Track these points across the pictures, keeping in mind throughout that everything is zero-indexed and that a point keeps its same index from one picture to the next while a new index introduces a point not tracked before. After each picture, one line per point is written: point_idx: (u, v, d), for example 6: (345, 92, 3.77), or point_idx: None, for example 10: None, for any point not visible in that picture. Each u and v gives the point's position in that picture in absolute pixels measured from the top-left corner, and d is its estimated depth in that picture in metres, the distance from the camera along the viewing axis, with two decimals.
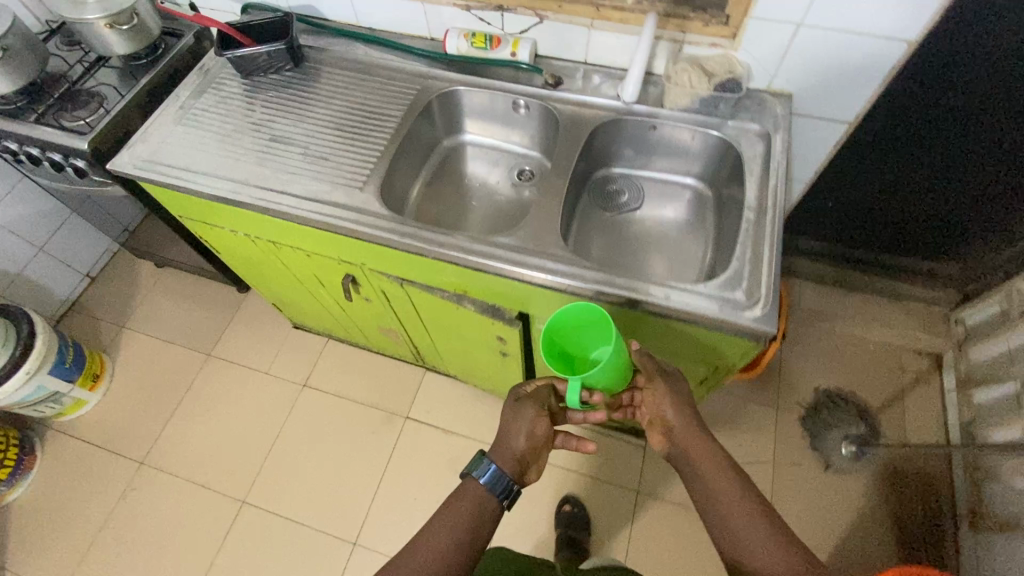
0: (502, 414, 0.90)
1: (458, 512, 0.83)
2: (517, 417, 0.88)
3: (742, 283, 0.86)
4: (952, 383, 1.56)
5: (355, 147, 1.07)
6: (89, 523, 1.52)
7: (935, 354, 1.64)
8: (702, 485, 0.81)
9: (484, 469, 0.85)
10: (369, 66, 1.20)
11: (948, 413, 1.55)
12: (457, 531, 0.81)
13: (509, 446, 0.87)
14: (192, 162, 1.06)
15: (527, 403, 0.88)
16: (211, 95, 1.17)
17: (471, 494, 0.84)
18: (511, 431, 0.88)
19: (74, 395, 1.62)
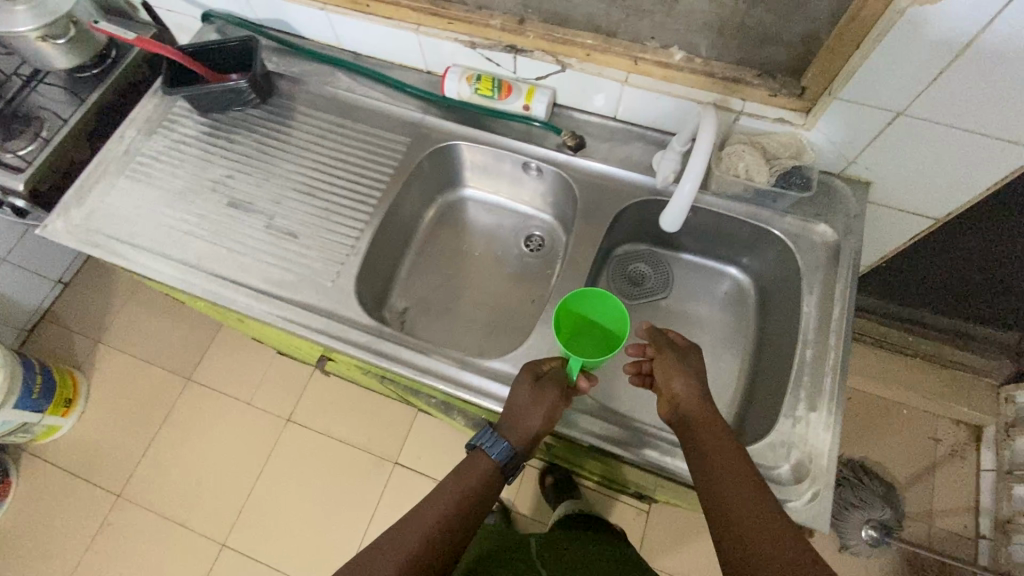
0: (516, 393, 0.73)
1: (456, 487, 0.70)
2: (535, 398, 0.72)
3: (790, 454, 0.71)
4: (991, 463, 1.42)
5: (329, 220, 0.89)
6: (66, 557, 1.46)
7: (974, 425, 1.49)
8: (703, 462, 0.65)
9: (492, 445, 0.72)
10: (351, 108, 0.99)
11: (983, 495, 1.41)
12: (454, 510, 0.69)
13: (523, 428, 0.71)
14: (138, 233, 0.89)
15: (548, 383, 0.72)
16: (162, 137, 0.98)
17: (472, 470, 0.72)
18: (526, 415, 0.71)
19: (45, 423, 1.52)
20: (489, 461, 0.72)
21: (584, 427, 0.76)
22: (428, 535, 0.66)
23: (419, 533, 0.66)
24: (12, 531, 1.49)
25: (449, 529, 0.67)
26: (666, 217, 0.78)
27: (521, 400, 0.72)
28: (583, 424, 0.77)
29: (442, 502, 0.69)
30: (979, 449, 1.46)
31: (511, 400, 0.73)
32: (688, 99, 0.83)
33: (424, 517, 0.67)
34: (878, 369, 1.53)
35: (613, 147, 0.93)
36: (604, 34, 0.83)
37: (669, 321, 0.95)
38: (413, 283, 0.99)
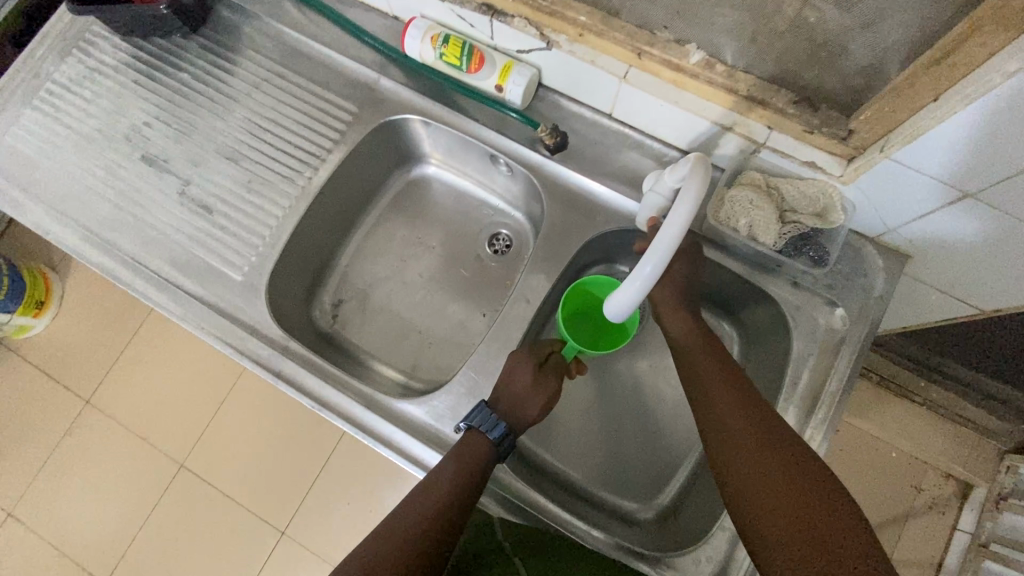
0: (513, 375, 0.68)
1: (454, 475, 0.61)
2: (537, 384, 0.68)
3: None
4: (968, 526, 1.20)
5: (250, 196, 0.77)
6: (37, 452, 1.53)
7: (965, 482, 1.24)
8: (699, 394, 0.62)
9: (491, 427, 0.65)
10: (296, 54, 0.82)
11: (949, 557, 1.20)
12: (451, 493, 0.60)
13: (521, 416, 0.67)
14: (39, 181, 0.78)
15: (551, 372, 0.70)
16: (76, 61, 0.82)
17: (470, 454, 0.64)
18: (526, 403, 0.67)
19: (16, 322, 1.52)
20: (485, 441, 0.65)
21: (490, 504, 0.69)
22: (432, 532, 0.58)
23: (419, 533, 0.58)
24: None
25: (452, 523, 0.59)
26: (614, 301, 0.58)
27: (522, 386, 0.68)
28: (490, 502, 0.69)
29: (442, 493, 0.60)
30: (961, 508, 1.23)
31: (507, 384, 0.68)
32: (699, 115, 0.64)
33: (422, 514, 0.59)
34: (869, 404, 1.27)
35: (602, 154, 0.75)
36: (604, 9, 0.61)
37: (633, 365, 0.83)
38: (352, 273, 0.88)
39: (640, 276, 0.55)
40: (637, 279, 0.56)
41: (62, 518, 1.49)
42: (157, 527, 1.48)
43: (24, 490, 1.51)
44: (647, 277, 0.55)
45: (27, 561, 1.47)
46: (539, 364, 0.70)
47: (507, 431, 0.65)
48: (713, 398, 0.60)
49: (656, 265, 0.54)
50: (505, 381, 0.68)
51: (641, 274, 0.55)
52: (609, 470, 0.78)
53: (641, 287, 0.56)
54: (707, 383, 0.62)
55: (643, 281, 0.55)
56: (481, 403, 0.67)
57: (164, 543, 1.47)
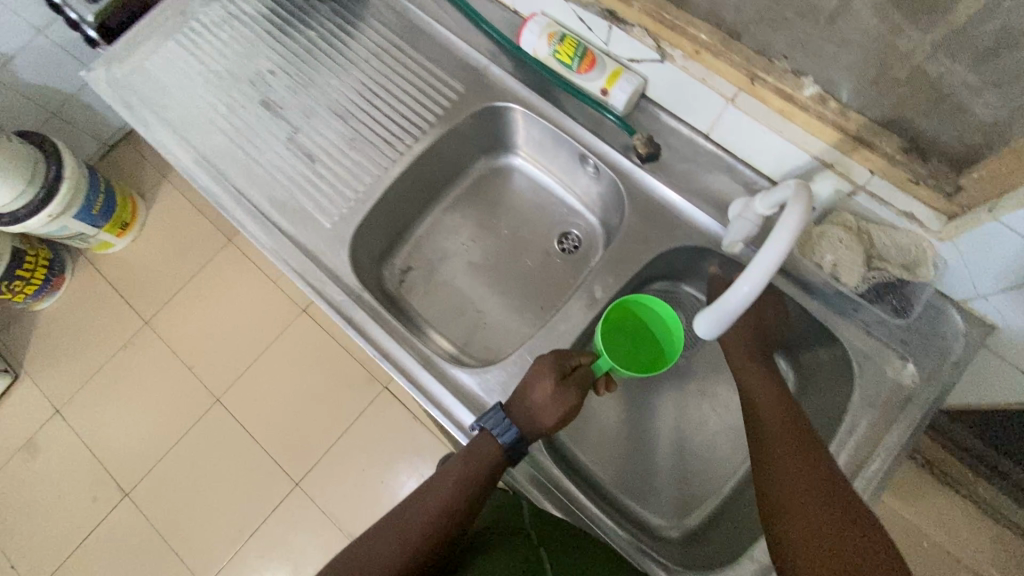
0: (535, 385, 0.66)
1: (467, 469, 0.63)
2: (556, 394, 0.66)
3: None
4: None
5: (350, 153, 0.82)
6: (94, 359, 1.65)
7: None
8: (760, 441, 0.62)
9: (502, 430, 0.65)
10: (420, 31, 0.86)
11: None
12: (460, 490, 0.63)
13: (535, 424, 0.65)
14: (167, 107, 0.85)
15: (571, 385, 0.67)
16: (219, 6, 0.90)
17: (479, 454, 0.64)
18: (542, 413, 0.65)
19: (100, 238, 1.64)
20: (497, 447, 0.65)
21: (521, 479, 0.70)
22: (430, 525, 0.61)
23: (422, 525, 0.61)
24: (57, 318, 1.68)
25: (447, 519, 0.62)
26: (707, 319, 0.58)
27: (542, 393, 0.65)
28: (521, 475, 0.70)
29: (445, 490, 0.63)
30: None
31: (527, 391, 0.66)
32: (800, 147, 0.65)
33: (425, 509, 0.62)
34: (908, 482, 1.20)
35: (692, 172, 0.76)
36: (725, 31, 0.63)
37: (680, 385, 0.83)
38: (425, 243, 0.92)
39: (737, 293, 0.54)
40: (734, 296, 0.55)
41: (104, 425, 1.59)
42: (184, 452, 1.56)
43: (77, 391, 1.63)
44: (744, 295, 0.54)
45: (67, 457, 1.58)
46: (561, 375, 0.67)
47: (518, 438, 0.65)
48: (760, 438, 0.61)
49: (757, 283, 0.53)
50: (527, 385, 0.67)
51: (738, 292, 0.54)
52: (638, 480, 0.78)
53: (740, 299, 0.54)
54: (767, 430, 0.62)
55: (738, 300, 0.54)
56: (497, 405, 0.67)
57: (187, 469, 1.55)
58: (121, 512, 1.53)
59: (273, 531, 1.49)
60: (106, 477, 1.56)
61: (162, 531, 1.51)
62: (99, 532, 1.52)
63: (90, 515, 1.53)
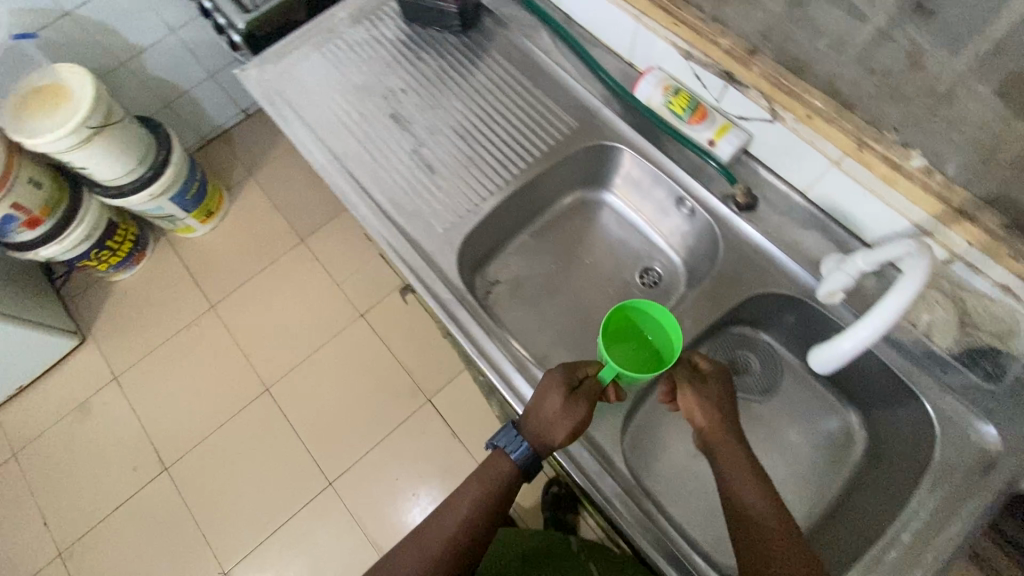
0: (544, 402, 0.72)
1: (477, 494, 0.73)
2: (563, 411, 0.71)
3: None
4: None
5: (466, 169, 0.90)
6: (158, 334, 1.73)
7: None
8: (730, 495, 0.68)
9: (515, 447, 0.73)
10: (541, 72, 0.95)
11: None
12: (478, 506, 0.73)
13: (549, 439, 0.71)
14: (306, 110, 0.95)
15: (580, 399, 0.72)
16: (363, 29, 1.02)
17: (495, 472, 0.74)
18: (553, 429, 0.71)
19: (186, 222, 1.75)
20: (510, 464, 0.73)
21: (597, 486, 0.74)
22: (453, 536, 0.72)
23: (446, 535, 0.72)
24: (130, 291, 1.79)
25: (467, 529, 0.72)
26: (823, 356, 0.69)
27: (551, 410, 0.71)
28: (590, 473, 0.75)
29: (464, 506, 0.73)
30: None
31: (538, 408, 0.72)
32: (900, 213, 0.69)
33: (448, 523, 0.72)
34: None
35: (784, 225, 0.82)
36: (840, 101, 0.69)
37: (750, 428, 0.85)
38: (515, 261, 0.98)
39: (853, 339, 0.65)
40: (850, 342, 0.65)
41: (156, 400, 1.66)
42: (227, 436, 1.61)
43: (137, 362, 1.71)
44: (860, 341, 0.64)
45: (116, 425, 1.65)
46: (571, 388, 0.73)
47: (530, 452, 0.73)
48: (726, 492, 0.68)
49: (872, 333, 0.63)
50: (539, 401, 0.73)
51: (853, 337, 0.65)
52: (704, 516, 0.82)
53: (852, 348, 0.65)
54: (736, 484, 0.67)
55: (852, 347, 0.65)
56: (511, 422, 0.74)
57: (227, 452, 1.59)
58: (157, 486, 1.58)
59: (299, 526, 1.51)
60: (150, 449, 1.61)
61: (194, 510, 1.55)
62: (134, 502, 1.57)
63: (129, 484, 1.58)
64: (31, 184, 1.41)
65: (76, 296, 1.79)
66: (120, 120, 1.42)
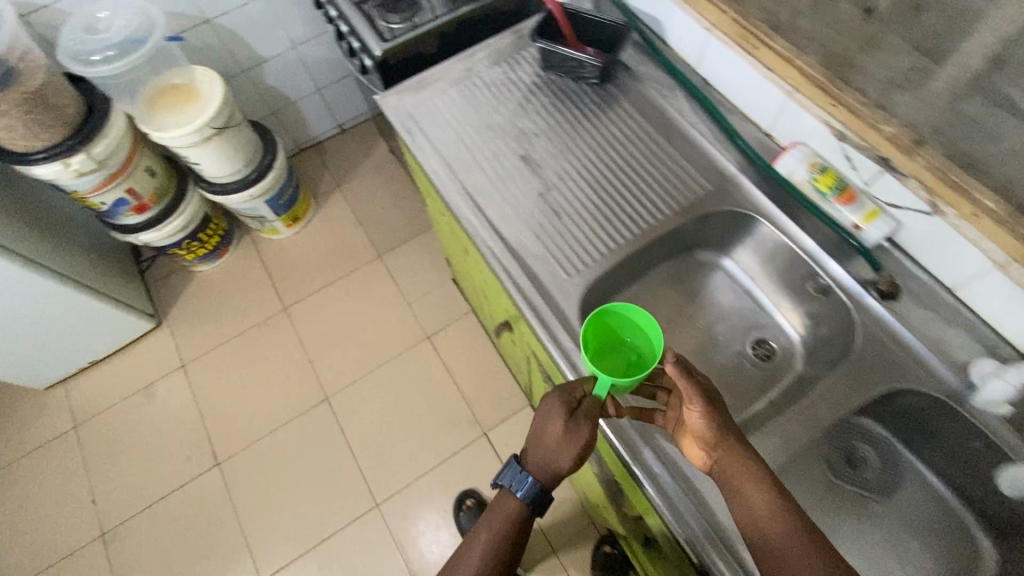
0: (545, 429, 0.73)
1: (491, 533, 0.77)
2: (566, 437, 0.71)
3: None
4: None
5: (594, 219, 0.90)
6: (229, 328, 1.77)
7: None
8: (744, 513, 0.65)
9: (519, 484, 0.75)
10: (676, 132, 0.96)
11: None
12: (494, 548, 0.76)
13: (555, 466, 0.72)
14: (441, 142, 0.98)
15: (581, 419, 0.71)
16: (501, 70, 1.05)
17: (505, 512, 0.77)
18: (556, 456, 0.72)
19: (273, 224, 1.81)
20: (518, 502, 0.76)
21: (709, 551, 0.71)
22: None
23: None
24: (209, 284, 1.84)
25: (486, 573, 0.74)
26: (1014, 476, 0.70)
27: (554, 437, 0.71)
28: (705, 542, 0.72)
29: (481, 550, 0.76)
30: None
31: (541, 437, 0.73)
32: None
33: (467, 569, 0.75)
34: None
35: (926, 318, 0.79)
36: None
37: (864, 527, 0.80)
38: None
39: None
40: None
41: (218, 393, 1.68)
42: (282, 439, 1.62)
43: (205, 353, 1.74)
44: None
45: (176, 412, 1.67)
46: (571, 410, 0.72)
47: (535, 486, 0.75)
48: (738, 508, 0.66)
49: None
50: (542, 426, 0.73)
51: None
52: None
53: None
54: (748, 502, 0.65)
55: None
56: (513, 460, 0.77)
57: (280, 456, 1.60)
58: (207, 480, 1.58)
59: (341, 544, 1.49)
60: (205, 442, 1.63)
61: (240, 510, 1.54)
62: (182, 492, 1.58)
63: (180, 474, 1.59)
64: (147, 173, 1.48)
65: (157, 281, 1.85)
66: (238, 125, 1.49)
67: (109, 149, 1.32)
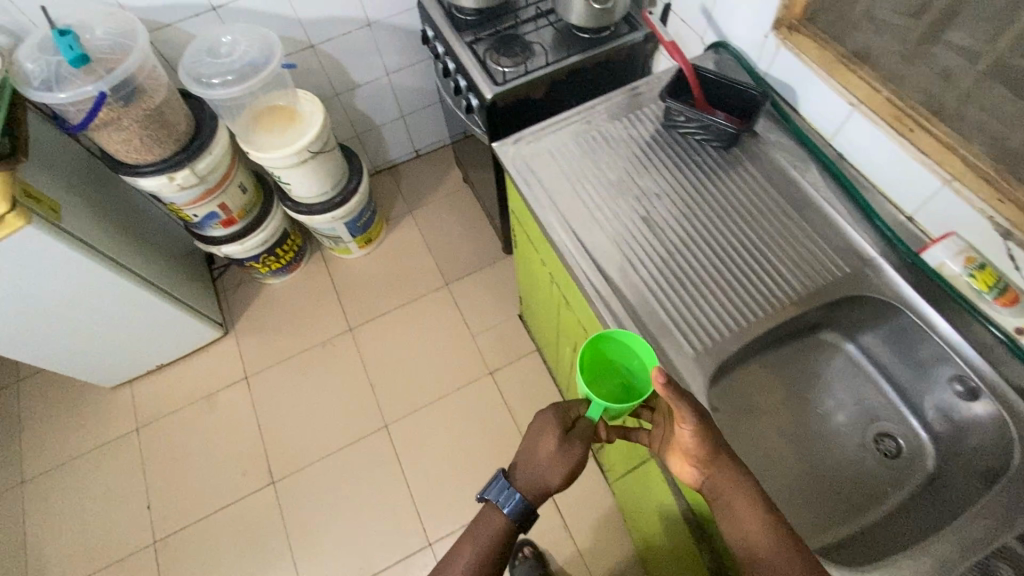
0: (535, 446, 0.79)
1: (477, 548, 0.79)
2: (558, 453, 0.77)
3: None
4: None
5: (720, 291, 0.86)
6: (294, 344, 1.78)
7: None
8: (732, 527, 0.67)
9: (505, 499, 0.79)
10: (807, 206, 0.93)
11: None
12: (477, 562, 0.79)
13: (545, 481, 0.78)
14: (559, 195, 0.96)
15: (575, 439, 0.78)
16: (621, 125, 1.03)
17: (490, 525, 0.80)
18: (545, 471, 0.77)
19: (346, 245, 1.83)
20: (503, 516, 0.80)
21: None
22: None
23: None
24: (278, 297, 1.86)
25: None
26: None
27: (546, 453, 0.77)
28: None
29: (462, 563, 0.79)
30: None
31: (532, 453, 0.79)
32: None
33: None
34: None
35: None
36: None
37: None
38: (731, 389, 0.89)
39: None
40: None
41: (278, 409, 1.68)
42: (338, 463, 1.60)
43: (269, 366, 1.75)
44: None
45: (236, 424, 1.67)
46: (565, 430, 0.78)
47: (520, 501, 0.79)
48: (724, 519, 0.68)
49: None
50: (535, 443, 0.80)
51: None
52: None
53: None
54: (736, 516, 0.67)
55: None
56: (498, 475, 0.81)
57: (335, 481, 1.58)
58: (261, 498, 1.57)
59: None
60: (262, 458, 1.62)
61: (290, 533, 1.53)
62: (235, 508, 1.57)
63: (234, 488, 1.59)
64: (240, 189, 1.51)
65: (227, 289, 1.87)
66: (331, 150, 1.51)
67: (212, 165, 1.34)
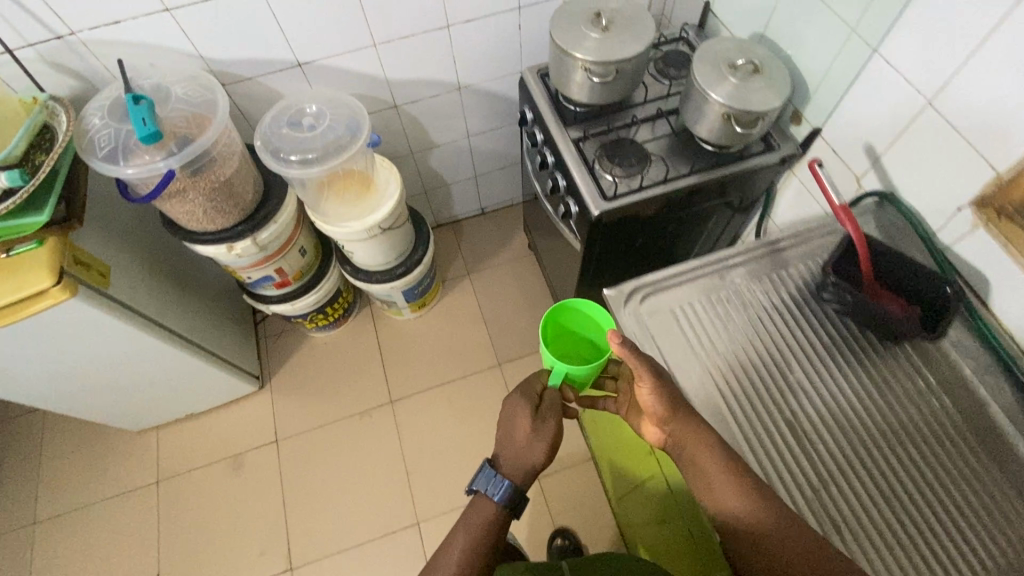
0: (514, 431, 0.85)
1: (468, 541, 0.81)
2: (533, 433, 0.85)
3: None
4: None
5: (884, 546, 0.69)
6: (331, 410, 1.66)
7: None
8: (694, 471, 0.73)
9: (493, 487, 0.83)
10: (998, 438, 0.75)
11: None
12: (468, 556, 0.80)
13: (524, 461, 0.84)
14: (684, 374, 0.81)
15: (546, 415, 0.86)
16: (762, 287, 0.87)
17: (481, 517, 0.83)
18: (525, 452, 0.84)
19: (400, 309, 1.69)
20: (492, 505, 0.83)
21: None
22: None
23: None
24: (320, 353, 1.74)
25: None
26: None
27: (522, 436, 0.84)
28: None
29: (452, 560, 0.79)
30: None
31: (512, 438, 0.85)
32: None
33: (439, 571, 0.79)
34: None
35: None
36: None
37: None
38: None
39: None
40: None
41: (306, 482, 1.56)
42: (363, 558, 1.47)
43: (302, 433, 1.63)
44: None
45: (262, 493, 1.56)
46: (534, 408, 0.86)
47: (508, 488, 0.82)
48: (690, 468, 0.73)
49: None
50: (509, 429, 0.86)
51: None
52: None
53: None
54: (702, 468, 0.72)
55: None
56: (485, 465, 0.84)
57: None
58: None
59: None
60: (282, 537, 1.50)
61: None
62: None
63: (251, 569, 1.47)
64: (299, 252, 1.38)
65: (268, 338, 1.77)
66: (402, 224, 1.39)
67: (275, 235, 1.22)
